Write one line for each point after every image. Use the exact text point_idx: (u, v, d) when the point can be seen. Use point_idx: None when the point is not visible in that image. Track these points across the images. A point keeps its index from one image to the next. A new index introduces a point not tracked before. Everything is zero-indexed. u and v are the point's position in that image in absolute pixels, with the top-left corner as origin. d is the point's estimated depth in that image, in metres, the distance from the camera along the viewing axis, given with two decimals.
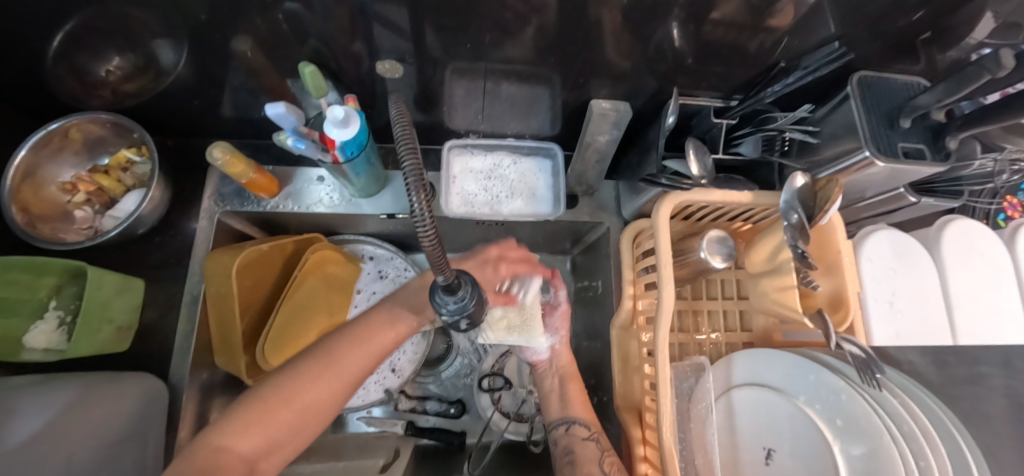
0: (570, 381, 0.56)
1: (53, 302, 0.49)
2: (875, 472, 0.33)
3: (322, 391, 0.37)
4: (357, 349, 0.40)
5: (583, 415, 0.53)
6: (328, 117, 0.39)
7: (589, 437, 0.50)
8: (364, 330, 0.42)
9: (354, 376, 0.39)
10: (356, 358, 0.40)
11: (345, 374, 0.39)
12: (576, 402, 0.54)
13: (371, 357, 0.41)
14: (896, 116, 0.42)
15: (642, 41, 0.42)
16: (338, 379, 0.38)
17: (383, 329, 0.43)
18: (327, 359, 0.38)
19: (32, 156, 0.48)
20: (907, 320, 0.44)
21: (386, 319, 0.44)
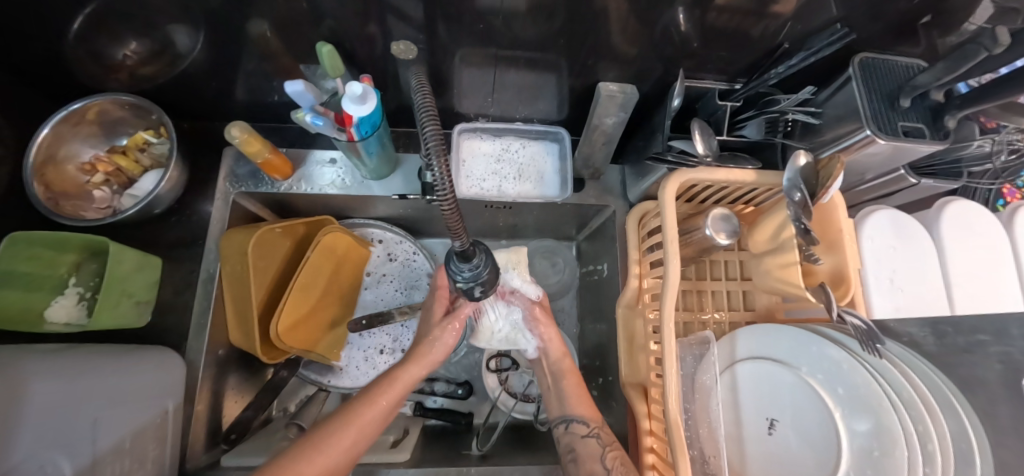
0: (572, 378, 0.54)
1: (73, 279, 0.50)
2: (880, 438, 0.35)
3: (311, 473, 0.38)
4: (348, 425, 0.42)
5: (584, 411, 0.50)
6: (347, 94, 0.40)
7: (589, 434, 0.48)
8: (356, 407, 0.44)
9: (345, 452, 0.41)
10: (346, 435, 0.41)
11: (334, 453, 0.40)
12: (577, 396, 0.52)
13: (361, 433, 0.42)
14: (896, 96, 0.43)
15: (648, 25, 0.43)
16: (327, 458, 0.39)
17: (375, 400, 0.45)
18: (317, 438, 0.40)
19: (55, 133, 0.49)
20: (905, 296, 0.46)
21: (379, 390, 0.46)
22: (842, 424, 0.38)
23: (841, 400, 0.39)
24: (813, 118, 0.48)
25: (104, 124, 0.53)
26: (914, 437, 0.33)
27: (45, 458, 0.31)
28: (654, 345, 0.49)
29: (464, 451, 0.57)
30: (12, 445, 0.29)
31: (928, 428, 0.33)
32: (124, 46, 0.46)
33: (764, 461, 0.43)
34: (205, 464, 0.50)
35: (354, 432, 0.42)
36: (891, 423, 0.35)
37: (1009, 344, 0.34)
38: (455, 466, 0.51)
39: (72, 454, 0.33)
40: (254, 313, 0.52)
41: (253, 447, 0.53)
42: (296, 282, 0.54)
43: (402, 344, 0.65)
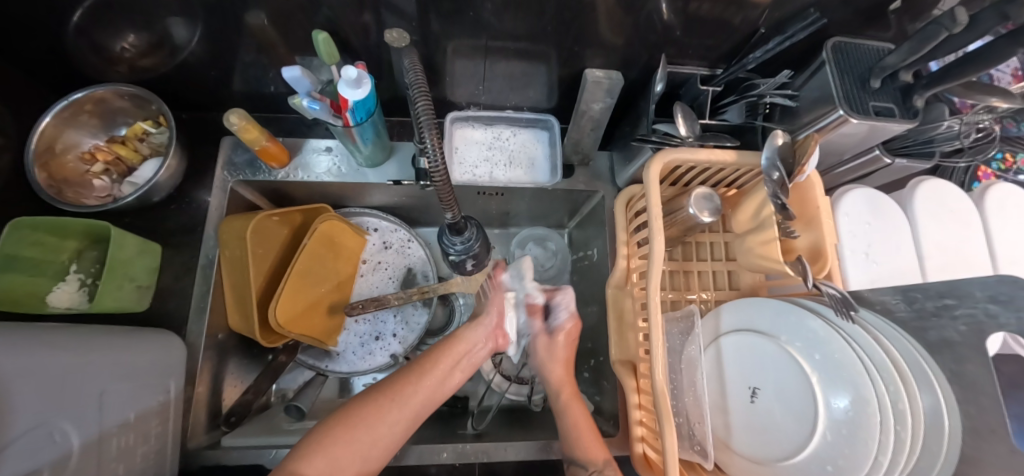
0: (580, 419, 0.48)
1: (74, 265, 0.51)
2: (859, 397, 0.37)
3: (383, 421, 0.39)
4: (415, 381, 0.42)
5: (585, 452, 0.46)
6: (342, 78, 0.42)
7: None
8: (420, 365, 0.44)
9: (413, 408, 0.41)
10: (414, 389, 0.42)
11: (403, 406, 0.40)
12: (580, 433, 0.47)
13: (427, 391, 0.43)
14: (867, 77, 0.45)
15: (632, 14, 0.45)
16: (396, 411, 0.40)
17: (438, 361, 0.45)
18: (387, 389, 0.41)
19: (55, 124, 0.51)
20: (880, 269, 0.48)
21: (439, 353, 0.46)
22: (819, 387, 0.40)
23: (818, 365, 0.41)
24: (791, 101, 0.50)
25: (103, 114, 0.55)
26: (884, 397, 0.36)
27: (53, 426, 0.32)
28: (642, 322, 0.51)
29: (459, 430, 0.58)
30: (23, 411, 0.30)
31: (898, 389, 0.36)
32: (123, 38, 0.48)
33: (747, 429, 0.45)
34: (205, 444, 0.52)
35: (422, 388, 0.42)
36: (863, 386, 0.37)
37: (972, 306, 0.35)
38: (450, 444, 0.53)
39: (78, 424, 0.35)
40: (253, 297, 0.53)
41: (253, 429, 0.54)
42: (294, 268, 0.55)
43: (397, 330, 0.67)
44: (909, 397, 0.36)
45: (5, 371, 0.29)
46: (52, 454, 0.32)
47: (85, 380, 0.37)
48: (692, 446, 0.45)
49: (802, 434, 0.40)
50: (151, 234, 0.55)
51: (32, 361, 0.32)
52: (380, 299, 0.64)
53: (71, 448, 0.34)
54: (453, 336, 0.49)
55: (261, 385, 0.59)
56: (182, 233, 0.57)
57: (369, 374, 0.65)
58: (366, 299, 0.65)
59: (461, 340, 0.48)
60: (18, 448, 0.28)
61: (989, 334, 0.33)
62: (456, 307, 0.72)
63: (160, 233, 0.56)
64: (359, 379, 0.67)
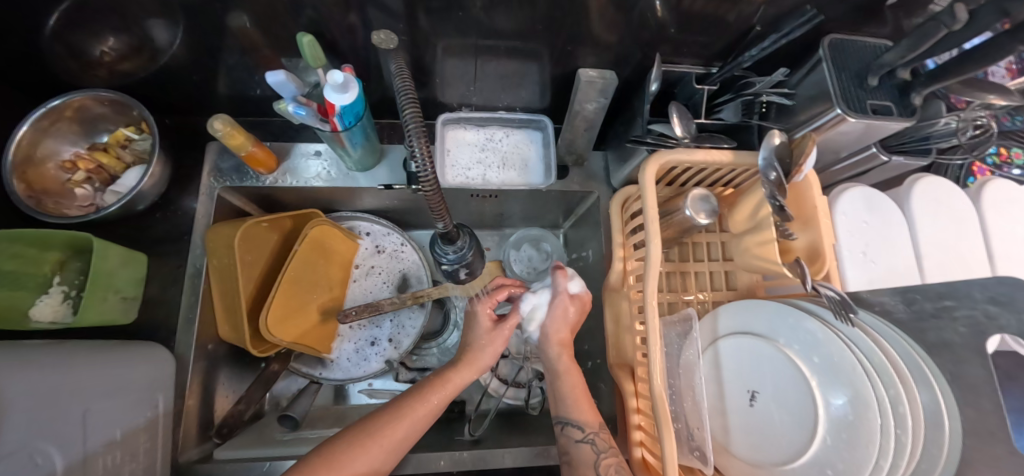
0: (576, 381, 0.49)
1: (57, 278, 0.50)
2: (856, 410, 0.37)
3: (366, 461, 0.39)
4: (401, 420, 0.42)
5: (582, 416, 0.47)
6: (328, 83, 0.40)
7: (584, 440, 0.46)
8: (409, 401, 0.44)
9: (396, 445, 0.41)
10: (399, 428, 0.41)
11: (386, 445, 0.40)
12: (578, 400, 0.48)
13: (414, 423, 0.43)
14: (864, 75, 0.44)
15: (624, 11, 0.44)
16: (380, 449, 0.40)
17: (429, 395, 0.45)
18: (371, 429, 0.40)
19: (33, 132, 0.49)
20: (877, 268, 0.47)
21: (430, 388, 0.46)
22: (818, 390, 0.40)
23: (817, 369, 0.41)
24: (787, 99, 0.49)
25: (84, 121, 0.53)
26: (884, 401, 0.35)
27: (35, 448, 0.32)
28: (639, 325, 0.50)
29: (456, 437, 0.58)
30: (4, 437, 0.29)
31: (898, 393, 0.35)
32: (102, 42, 0.46)
33: (746, 431, 0.44)
34: (198, 457, 0.51)
35: (409, 420, 0.42)
36: (863, 389, 0.37)
37: (971, 307, 0.35)
38: (447, 451, 0.52)
39: (62, 444, 0.34)
40: (243, 306, 0.52)
41: (247, 440, 0.53)
42: (284, 276, 0.54)
43: (392, 334, 0.66)
44: (908, 398, 0.35)
45: None
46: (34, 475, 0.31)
47: (67, 400, 0.36)
48: (691, 450, 0.44)
49: (795, 440, 0.40)
50: (136, 243, 0.54)
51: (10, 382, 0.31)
52: (374, 304, 0.62)
53: (56, 466, 0.33)
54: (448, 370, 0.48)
55: (253, 394, 0.57)
56: (168, 242, 0.55)
57: (365, 380, 0.65)
58: (359, 304, 0.65)
59: (452, 380, 0.47)
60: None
61: (990, 336, 0.33)
62: (452, 310, 0.71)
63: (145, 242, 0.54)
64: (354, 385, 0.66)
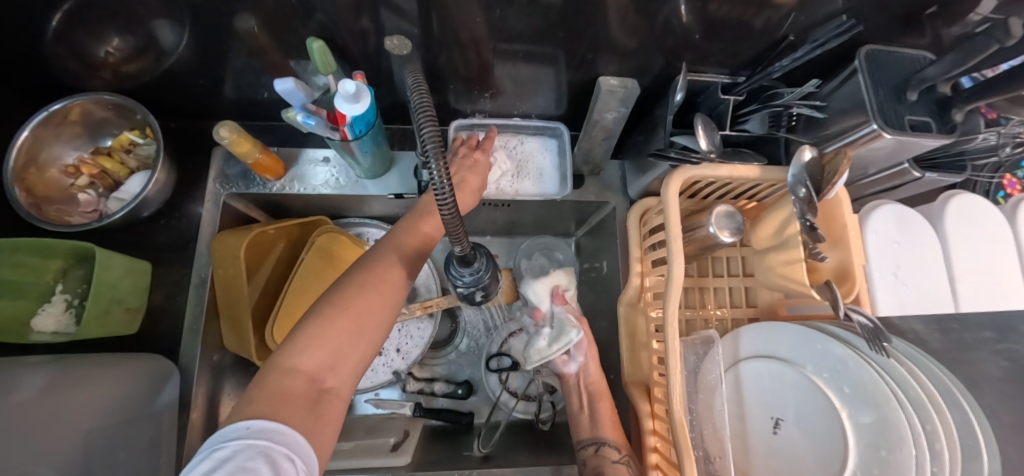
0: (604, 403, 0.54)
1: (59, 286, 0.49)
2: (887, 443, 0.35)
3: (374, 297, 0.36)
4: (389, 270, 0.39)
5: (614, 437, 0.51)
6: (339, 92, 0.38)
7: (620, 460, 0.48)
8: (385, 254, 0.41)
9: (395, 286, 0.39)
10: (390, 273, 0.39)
11: (388, 282, 0.38)
12: (608, 422, 0.52)
13: (403, 271, 0.40)
14: (903, 90, 0.42)
15: (649, 17, 0.42)
16: (383, 285, 0.38)
17: (404, 246, 0.42)
18: (365, 280, 0.37)
19: (34, 137, 0.48)
20: (908, 291, 0.45)
21: (401, 237, 0.43)
22: (850, 426, 0.38)
23: (848, 400, 0.39)
24: (818, 112, 0.46)
25: (88, 125, 0.52)
26: (921, 438, 0.33)
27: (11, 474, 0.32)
28: (657, 344, 0.49)
29: (465, 452, 0.56)
30: None
31: (935, 428, 0.33)
32: (106, 43, 0.44)
33: (770, 460, 0.42)
34: None
35: (396, 267, 0.40)
36: (897, 428, 0.34)
37: None
38: (457, 469, 0.50)
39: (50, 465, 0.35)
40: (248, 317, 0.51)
41: None
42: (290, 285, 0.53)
43: (400, 344, 0.64)
44: (941, 417, 0.33)
45: None
46: None
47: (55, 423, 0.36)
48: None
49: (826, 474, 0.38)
50: (140, 250, 0.53)
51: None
52: None
53: None
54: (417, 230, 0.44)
55: None
56: (173, 249, 0.54)
57: (372, 391, 0.63)
58: None
59: (417, 233, 0.45)
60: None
61: None
62: (462, 319, 0.70)
63: (149, 249, 0.53)
64: (361, 395, 0.64)
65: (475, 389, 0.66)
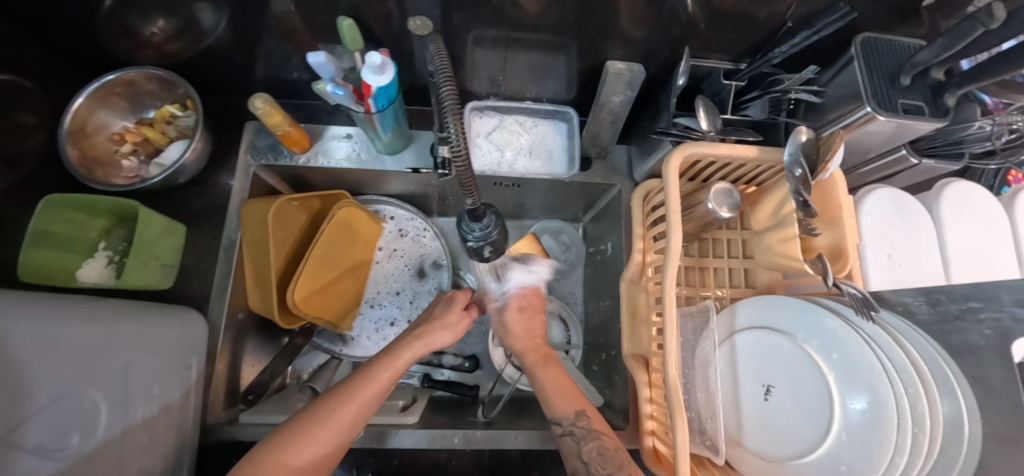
0: (553, 371, 0.49)
1: (102, 243, 0.54)
2: (872, 409, 0.37)
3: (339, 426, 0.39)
4: (369, 389, 0.42)
5: (560, 405, 0.46)
6: (366, 64, 0.42)
7: (566, 433, 0.44)
8: (373, 367, 0.44)
9: (367, 411, 0.42)
10: (369, 392, 0.42)
11: (360, 405, 0.41)
12: (555, 391, 0.47)
13: (380, 388, 0.43)
14: (897, 74, 0.44)
15: (654, 5, 0.45)
16: (355, 411, 0.40)
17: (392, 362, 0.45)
18: (338, 407, 0.40)
19: (88, 104, 0.52)
20: (901, 270, 0.47)
21: (377, 366, 0.44)
22: (836, 389, 0.39)
23: (835, 365, 0.40)
24: (817, 97, 0.49)
25: (134, 97, 0.56)
26: (903, 400, 0.35)
27: (79, 394, 0.34)
28: (657, 317, 0.51)
29: (469, 418, 0.59)
30: (46, 385, 0.32)
31: (917, 393, 0.35)
32: (153, 22, 0.49)
33: (760, 426, 0.44)
34: (225, 420, 0.53)
35: (375, 384, 0.43)
36: (883, 393, 0.36)
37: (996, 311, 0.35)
38: (460, 429, 0.53)
39: (105, 389, 0.37)
40: (272, 278, 0.54)
41: (270, 407, 0.55)
42: (313, 250, 0.57)
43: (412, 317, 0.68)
44: (928, 402, 0.35)
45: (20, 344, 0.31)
46: (79, 419, 0.34)
47: (98, 355, 0.37)
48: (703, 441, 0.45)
49: (811, 434, 0.40)
50: (177, 214, 0.57)
51: (44, 338, 0.32)
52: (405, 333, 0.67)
53: (100, 415, 0.36)
54: (400, 347, 0.47)
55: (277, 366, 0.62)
56: (204, 214, 0.58)
57: None
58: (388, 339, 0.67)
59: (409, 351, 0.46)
60: (30, 434, 0.30)
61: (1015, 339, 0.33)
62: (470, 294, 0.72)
63: (184, 213, 0.57)
64: None
65: (481, 364, 0.70)
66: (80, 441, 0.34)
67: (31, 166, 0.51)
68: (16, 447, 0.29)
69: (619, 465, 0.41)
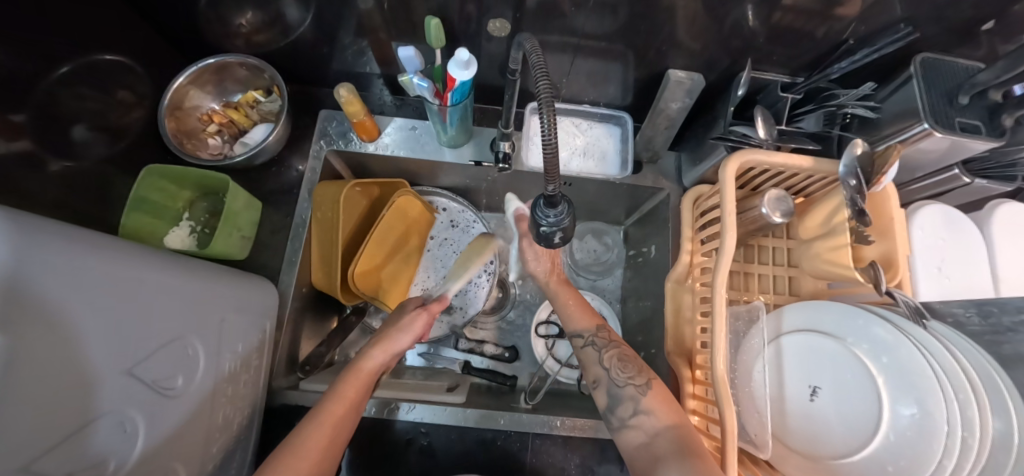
0: (570, 296, 0.56)
1: (186, 214, 0.58)
2: (925, 414, 0.37)
3: (319, 440, 0.40)
4: (338, 400, 0.43)
5: (580, 323, 0.53)
6: (453, 59, 0.45)
7: (588, 344, 0.51)
8: (335, 388, 0.45)
9: (344, 421, 0.43)
10: (339, 405, 0.43)
11: (335, 418, 0.42)
12: (574, 311, 0.54)
13: (349, 399, 0.44)
14: (955, 94, 0.45)
15: (717, 20, 0.48)
16: (331, 424, 0.42)
17: (351, 378, 0.46)
18: (316, 421, 0.41)
19: (187, 84, 0.59)
20: (950, 284, 0.48)
21: (343, 382, 0.45)
22: (885, 392, 0.40)
23: (886, 369, 0.41)
24: (872, 113, 0.50)
25: (222, 82, 0.63)
26: (953, 403, 0.36)
27: (186, 342, 0.38)
28: (702, 316, 0.53)
29: (513, 404, 0.61)
30: (165, 327, 0.35)
31: (969, 396, 0.36)
32: (243, 15, 0.54)
33: (805, 428, 0.44)
34: (286, 386, 0.57)
35: (341, 399, 0.44)
36: (933, 401, 0.37)
37: None
38: (507, 411, 0.57)
39: (204, 339, 0.40)
40: (337, 255, 0.58)
41: (327, 377, 0.58)
42: (375, 234, 0.61)
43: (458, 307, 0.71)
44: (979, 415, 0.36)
45: (149, 288, 0.34)
46: (184, 363, 0.38)
47: (199, 309, 0.40)
48: (744, 435, 0.47)
49: (859, 433, 0.41)
50: (256, 192, 0.62)
51: (168, 283, 0.36)
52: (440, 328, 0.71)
53: (199, 361, 0.40)
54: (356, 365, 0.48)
55: (333, 340, 0.66)
56: (279, 193, 0.63)
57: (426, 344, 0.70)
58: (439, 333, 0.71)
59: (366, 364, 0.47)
60: (147, 372, 0.33)
61: None
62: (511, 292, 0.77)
63: (262, 191, 0.62)
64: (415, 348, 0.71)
65: (521, 354, 0.73)
66: (182, 384, 0.37)
67: (131, 140, 0.58)
68: (134, 383, 0.32)
69: (637, 369, 0.47)
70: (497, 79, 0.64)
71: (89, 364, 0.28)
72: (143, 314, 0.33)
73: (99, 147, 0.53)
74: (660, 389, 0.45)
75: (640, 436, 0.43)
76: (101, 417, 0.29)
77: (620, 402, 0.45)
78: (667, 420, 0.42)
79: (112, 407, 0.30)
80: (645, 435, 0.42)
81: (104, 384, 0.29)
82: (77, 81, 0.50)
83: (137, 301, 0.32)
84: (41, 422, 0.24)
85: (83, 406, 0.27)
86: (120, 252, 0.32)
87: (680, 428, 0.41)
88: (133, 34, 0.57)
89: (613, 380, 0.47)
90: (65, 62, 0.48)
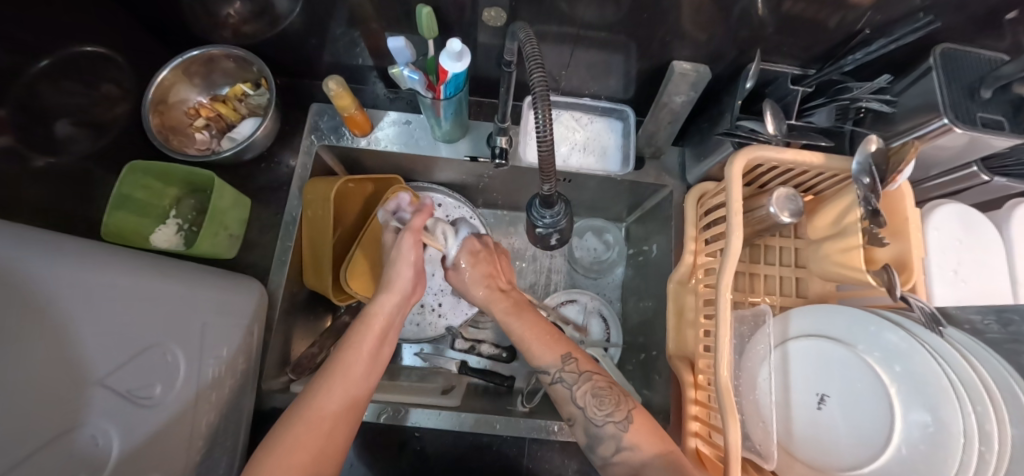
0: (522, 323, 0.51)
1: (173, 211, 0.57)
2: (935, 429, 0.35)
3: (336, 399, 0.39)
4: (354, 356, 0.42)
5: (544, 355, 0.48)
6: (445, 50, 0.43)
7: (557, 379, 0.47)
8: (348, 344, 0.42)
9: (361, 378, 0.41)
10: (353, 360, 0.41)
11: (351, 375, 0.40)
12: (526, 339, 0.50)
13: (364, 355, 0.42)
14: (976, 87, 0.43)
15: (724, 10, 0.45)
16: (347, 382, 0.40)
17: (364, 332, 0.43)
18: (332, 378, 0.40)
19: (172, 78, 0.57)
20: (966, 288, 0.46)
21: (358, 335, 0.43)
22: (896, 399, 0.39)
23: (898, 378, 0.39)
24: (887, 107, 0.48)
25: (209, 75, 0.61)
26: (967, 416, 0.34)
27: (165, 348, 0.36)
28: (705, 319, 0.51)
29: (510, 407, 0.60)
30: (141, 335, 0.34)
31: (985, 410, 0.33)
32: (230, 5, 0.52)
33: (813, 438, 0.43)
34: (277, 387, 0.56)
35: (359, 356, 0.42)
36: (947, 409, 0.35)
37: None
38: (502, 416, 0.55)
39: (186, 346, 0.39)
40: (328, 254, 0.56)
41: None
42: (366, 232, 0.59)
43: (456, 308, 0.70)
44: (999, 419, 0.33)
45: (117, 296, 0.33)
46: (163, 371, 0.36)
47: (179, 314, 0.39)
48: (749, 445, 0.45)
49: (868, 444, 0.39)
50: (246, 189, 0.61)
51: (139, 291, 0.35)
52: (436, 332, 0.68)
53: (180, 368, 0.38)
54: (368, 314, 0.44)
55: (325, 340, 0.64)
56: (269, 190, 0.61)
57: (420, 344, 0.69)
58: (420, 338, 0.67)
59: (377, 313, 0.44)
60: (123, 380, 0.32)
61: None
62: None
63: (253, 189, 0.61)
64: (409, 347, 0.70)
65: (518, 355, 0.71)
66: (160, 393, 0.36)
67: (118, 135, 0.56)
68: (109, 393, 0.30)
69: (615, 405, 0.43)
70: (495, 72, 0.62)
71: (56, 373, 0.26)
72: (113, 323, 0.32)
73: (84, 143, 0.51)
74: (644, 418, 0.43)
75: (624, 470, 0.41)
76: (74, 429, 0.27)
77: (602, 440, 0.43)
78: (653, 450, 0.40)
79: (82, 418, 0.28)
80: (633, 469, 0.40)
81: (76, 391, 0.28)
82: (59, 74, 0.48)
83: (105, 310, 0.31)
84: (17, 428, 0.23)
85: (57, 415, 0.26)
86: (81, 261, 0.31)
87: (666, 456, 0.39)
88: (117, 25, 0.55)
89: (591, 419, 0.44)
90: (45, 54, 0.46)
